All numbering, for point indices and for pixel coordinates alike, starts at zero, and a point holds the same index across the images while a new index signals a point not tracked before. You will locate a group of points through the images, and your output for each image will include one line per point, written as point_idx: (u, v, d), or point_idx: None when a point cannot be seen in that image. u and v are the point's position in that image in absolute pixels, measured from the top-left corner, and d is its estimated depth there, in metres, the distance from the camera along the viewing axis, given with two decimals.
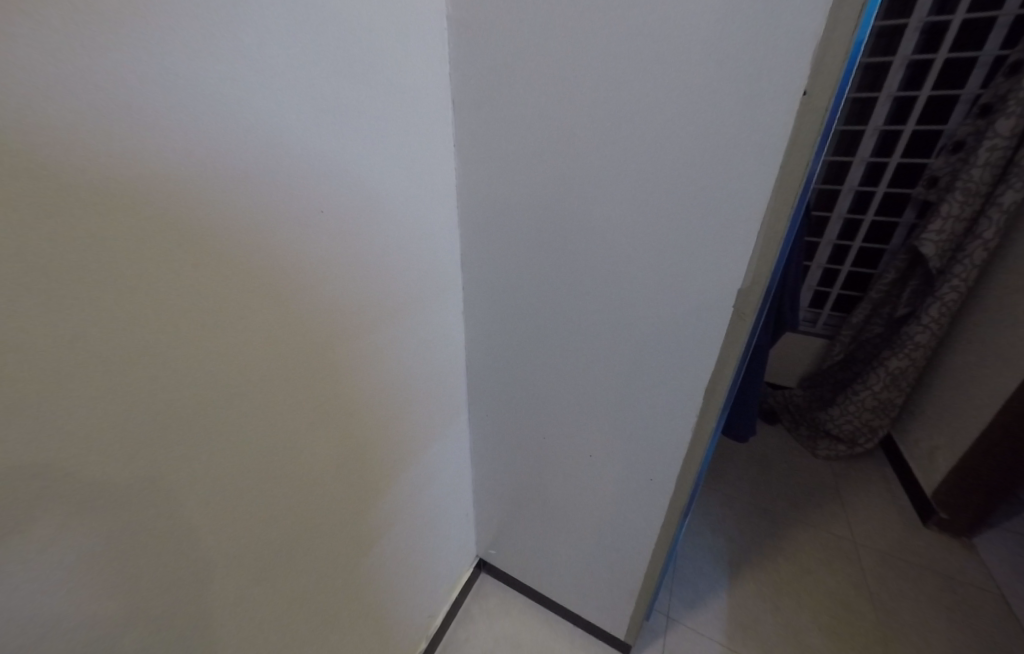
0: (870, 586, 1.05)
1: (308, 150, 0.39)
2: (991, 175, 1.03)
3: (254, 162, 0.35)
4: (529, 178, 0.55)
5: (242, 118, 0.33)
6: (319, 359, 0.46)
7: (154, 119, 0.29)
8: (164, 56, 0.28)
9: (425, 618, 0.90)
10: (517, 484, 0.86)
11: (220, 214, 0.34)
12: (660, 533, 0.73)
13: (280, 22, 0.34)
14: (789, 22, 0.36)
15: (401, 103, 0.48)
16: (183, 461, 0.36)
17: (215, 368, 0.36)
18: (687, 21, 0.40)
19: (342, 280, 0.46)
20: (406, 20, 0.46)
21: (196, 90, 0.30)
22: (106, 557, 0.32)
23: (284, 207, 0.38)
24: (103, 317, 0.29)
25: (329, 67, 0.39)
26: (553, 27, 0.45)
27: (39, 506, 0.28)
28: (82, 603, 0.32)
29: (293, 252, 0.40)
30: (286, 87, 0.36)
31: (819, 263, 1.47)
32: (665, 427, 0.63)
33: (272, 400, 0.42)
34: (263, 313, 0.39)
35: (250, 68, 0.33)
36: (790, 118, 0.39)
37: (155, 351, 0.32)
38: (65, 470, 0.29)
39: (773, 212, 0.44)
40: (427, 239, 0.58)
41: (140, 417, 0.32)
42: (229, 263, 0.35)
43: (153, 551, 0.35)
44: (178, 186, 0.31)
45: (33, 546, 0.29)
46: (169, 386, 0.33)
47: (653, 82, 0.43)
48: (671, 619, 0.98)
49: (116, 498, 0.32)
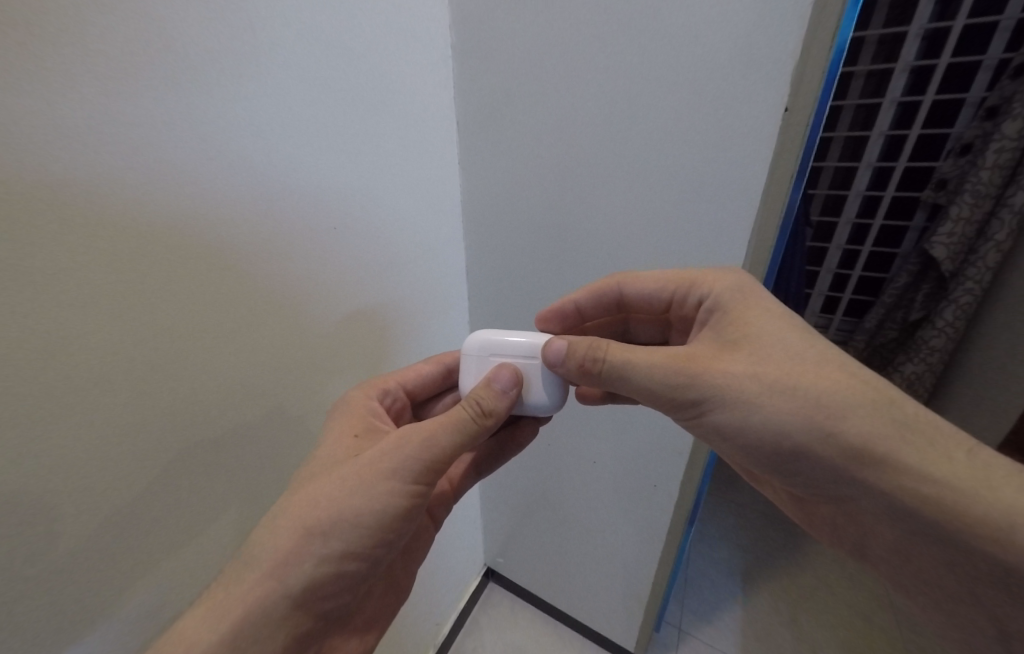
0: (888, 598, 1.03)
1: (304, 176, 0.40)
2: (1000, 176, 0.99)
3: (244, 192, 0.35)
4: (528, 194, 0.58)
5: (231, 156, 0.34)
6: (323, 366, 0.48)
7: (169, 159, 0.30)
8: (172, 103, 0.30)
9: (433, 625, 0.91)
10: (525, 491, 0.88)
11: (234, 241, 0.36)
12: (666, 540, 0.74)
13: (272, 58, 0.35)
14: (767, 47, 0.39)
15: (407, 127, 0.51)
16: (166, 484, 0.35)
17: (209, 391, 0.36)
18: (677, 34, 0.42)
19: (347, 293, 0.48)
20: (412, 54, 0.50)
21: (191, 133, 0.31)
22: (125, 564, 0.34)
23: (285, 228, 0.39)
24: (113, 348, 0.30)
25: (334, 91, 0.41)
26: (549, 56, 0.49)
27: (60, 525, 0.29)
28: (97, 609, 0.33)
29: (294, 271, 0.41)
30: (281, 120, 0.37)
31: (829, 268, 1.43)
32: (668, 434, 0.64)
33: (263, 420, 0.42)
34: (275, 327, 0.41)
35: (241, 105, 0.34)
36: (774, 134, 0.41)
37: (163, 367, 0.33)
38: (71, 491, 0.29)
39: (762, 221, 0.45)
40: (432, 257, 0.61)
41: (142, 442, 0.33)
42: (243, 284, 0.37)
43: (164, 558, 0.37)
44: (194, 217, 0.32)
45: (53, 563, 0.30)
46: (178, 408, 0.34)
47: (644, 105, 0.46)
48: (682, 631, 0.98)
49: (130, 515, 0.33)
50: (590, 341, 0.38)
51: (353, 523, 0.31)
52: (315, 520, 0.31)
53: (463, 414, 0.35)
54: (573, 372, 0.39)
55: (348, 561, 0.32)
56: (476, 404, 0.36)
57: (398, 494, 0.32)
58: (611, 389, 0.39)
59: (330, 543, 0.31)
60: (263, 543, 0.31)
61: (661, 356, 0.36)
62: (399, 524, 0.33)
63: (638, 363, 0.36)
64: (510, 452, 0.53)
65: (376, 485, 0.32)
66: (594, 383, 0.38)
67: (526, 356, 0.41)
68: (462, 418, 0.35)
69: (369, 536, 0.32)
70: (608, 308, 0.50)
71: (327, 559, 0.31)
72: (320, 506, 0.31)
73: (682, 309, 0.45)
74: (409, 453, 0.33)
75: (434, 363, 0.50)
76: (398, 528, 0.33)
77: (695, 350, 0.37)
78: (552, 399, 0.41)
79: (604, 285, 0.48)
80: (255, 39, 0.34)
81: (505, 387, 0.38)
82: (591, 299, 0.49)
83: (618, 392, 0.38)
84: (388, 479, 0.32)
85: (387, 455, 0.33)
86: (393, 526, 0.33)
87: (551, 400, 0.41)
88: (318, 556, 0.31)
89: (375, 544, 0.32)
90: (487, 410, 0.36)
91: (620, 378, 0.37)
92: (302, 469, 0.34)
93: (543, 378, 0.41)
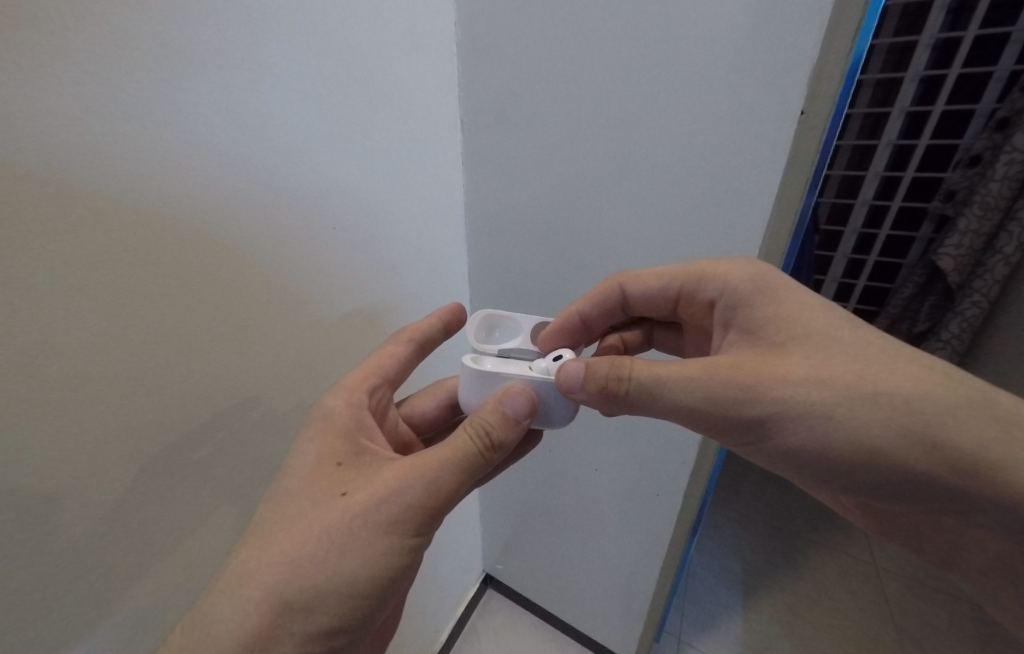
0: (895, 614, 1.00)
1: (288, 170, 0.37)
2: (1010, 189, 0.96)
3: (229, 190, 0.33)
4: (533, 191, 0.56)
5: (216, 154, 0.32)
6: (308, 369, 0.45)
7: (158, 158, 0.29)
8: (149, 97, 0.27)
9: (430, 633, 0.89)
10: (524, 497, 0.86)
11: (221, 241, 0.34)
12: (669, 548, 0.72)
13: (245, 45, 0.32)
14: (784, 48, 0.37)
15: (407, 121, 0.49)
16: (139, 501, 0.33)
17: (190, 402, 0.34)
18: (689, 33, 0.40)
19: (334, 292, 0.45)
20: (416, 50, 0.48)
21: (172, 130, 0.29)
22: (108, 576, 0.32)
23: (271, 226, 0.37)
24: (90, 358, 0.28)
25: (326, 81, 0.39)
26: (558, 53, 0.47)
27: (34, 542, 0.28)
28: (77, 622, 0.31)
29: (279, 271, 0.39)
30: (265, 113, 0.35)
31: (834, 277, 1.38)
32: (672, 441, 0.62)
33: (248, 428, 0.40)
34: (263, 331, 0.39)
35: (215, 99, 0.31)
36: (788, 138, 0.40)
37: (143, 380, 0.31)
38: (51, 507, 0.28)
39: (775, 224, 0.44)
40: (433, 255, 0.59)
41: (121, 454, 0.31)
42: (229, 288, 0.35)
43: (152, 567, 0.35)
44: (183, 216, 0.31)
45: (25, 583, 0.28)
46: (160, 418, 0.32)
47: (654, 105, 0.44)
48: (682, 642, 0.96)
49: (109, 529, 0.31)
50: (611, 360, 0.35)
51: (343, 592, 0.29)
52: (295, 592, 0.28)
53: (468, 449, 0.32)
54: (597, 397, 0.35)
55: (335, 637, 0.29)
56: (483, 434, 0.33)
57: (392, 551, 0.30)
58: (646, 411, 0.36)
59: (314, 619, 0.28)
60: (231, 604, 0.28)
61: (694, 364, 0.34)
62: (393, 583, 0.30)
63: (672, 376, 0.34)
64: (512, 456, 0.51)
65: (369, 543, 0.29)
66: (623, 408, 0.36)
67: (535, 378, 0.38)
68: (468, 454, 0.32)
69: (363, 603, 0.29)
70: (613, 312, 0.48)
71: (311, 637, 0.28)
72: (301, 569, 0.28)
73: (691, 307, 0.45)
74: (408, 501, 0.30)
75: (406, 342, 0.46)
76: (392, 589, 0.31)
77: (740, 357, 0.34)
78: (561, 414, 0.39)
79: (607, 286, 0.46)
80: (227, 24, 0.30)
81: (517, 415, 0.35)
82: (595, 305, 0.46)
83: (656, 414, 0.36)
84: (386, 533, 0.29)
85: (384, 501, 0.30)
86: (385, 588, 0.30)
87: (561, 414, 0.39)
88: (300, 635, 0.28)
89: (362, 615, 0.30)
90: (495, 443, 0.33)
91: (655, 394, 0.34)
92: (276, 513, 0.31)
93: (552, 399, 0.38)
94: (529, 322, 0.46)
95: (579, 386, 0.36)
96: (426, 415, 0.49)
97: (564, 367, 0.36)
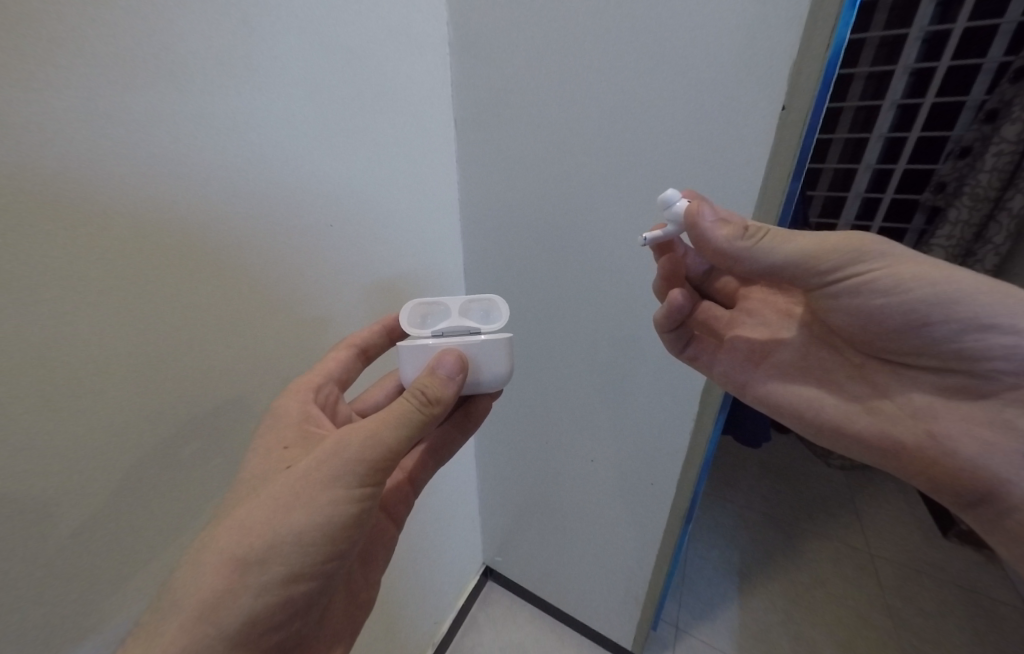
0: (887, 598, 1.02)
1: (282, 167, 0.38)
2: (999, 179, 0.98)
3: (230, 184, 0.34)
4: (527, 189, 0.57)
5: (216, 151, 0.33)
6: (300, 357, 0.45)
7: (163, 155, 0.30)
8: (147, 100, 0.29)
9: (432, 623, 0.91)
10: (522, 489, 0.87)
11: (224, 232, 0.35)
12: (664, 535, 0.74)
13: (234, 48, 0.33)
14: (764, 44, 0.38)
15: (402, 120, 0.50)
16: (146, 486, 0.34)
17: (192, 390, 0.35)
18: (673, 30, 0.41)
19: (325, 285, 0.45)
20: (408, 52, 0.49)
21: (174, 130, 0.30)
22: (119, 560, 0.34)
23: (269, 216, 0.38)
24: (103, 343, 0.29)
25: (315, 80, 0.39)
26: (548, 52, 0.48)
27: (44, 529, 0.29)
28: (85, 609, 0.32)
29: (275, 257, 0.39)
30: (258, 113, 0.35)
31: None
32: (666, 430, 0.64)
33: (245, 419, 0.41)
34: (263, 317, 0.40)
35: (209, 99, 0.32)
36: (771, 132, 0.40)
37: (152, 362, 0.32)
38: (62, 491, 0.29)
39: (759, 216, 0.44)
40: (428, 251, 0.60)
41: (127, 440, 0.32)
42: (231, 273, 0.36)
43: (162, 553, 0.37)
44: (189, 209, 0.32)
45: (38, 568, 0.29)
46: (165, 405, 0.34)
47: (641, 102, 0.45)
48: (679, 630, 0.98)
49: (117, 514, 0.33)
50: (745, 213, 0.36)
51: (294, 542, 0.30)
52: (248, 549, 0.29)
53: (409, 407, 0.33)
54: (729, 232, 0.35)
55: (296, 583, 0.30)
56: (420, 394, 0.34)
57: (344, 500, 0.31)
58: (757, 257, 0.35)
59: (269, 569, 0.29)
60: (229, 584, 0.28)
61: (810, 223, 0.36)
62: (352, 530, 0.31)
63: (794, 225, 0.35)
64: (463, 434, 0.51)
65: (316, 497, 0.30)
66: (750, 254, 0.35)
67: (463, 343, 0.39)
68: (407, 411, 0.33)
69: (318, 553, 0.30)
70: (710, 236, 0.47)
71: (269, 586, 0.29)
72: (252, 531, 0.29)
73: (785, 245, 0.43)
74: (350, 456, 0.31)
75: (348, 347, 0.46)
76: (350, 537, 0.32)
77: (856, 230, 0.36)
78: (495, 375, 0.41)
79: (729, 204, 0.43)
80: (213, 29, 0.31)
81: (450, 373, 0.36)
82: None
83: (762, 263, 0.35)
84: (330, 488, 0.30)
85: (325, 461, 0.31)
86: (341, 539, 0.31)
87: (495, 374, 0.41)
88: (259, 586, 0.29)
89: (319, 562, 0.31)
90: (433, 399, 0.34)
91: (778, 239, 0.34)
92: (230, 495, 0.32)
93: (486, 359, 0.40)
94: (456, 303, 0.45)
95: (713, 216, 0.36)
96: (378, 407, 0.50)
97: (700, 201, 0.37)
